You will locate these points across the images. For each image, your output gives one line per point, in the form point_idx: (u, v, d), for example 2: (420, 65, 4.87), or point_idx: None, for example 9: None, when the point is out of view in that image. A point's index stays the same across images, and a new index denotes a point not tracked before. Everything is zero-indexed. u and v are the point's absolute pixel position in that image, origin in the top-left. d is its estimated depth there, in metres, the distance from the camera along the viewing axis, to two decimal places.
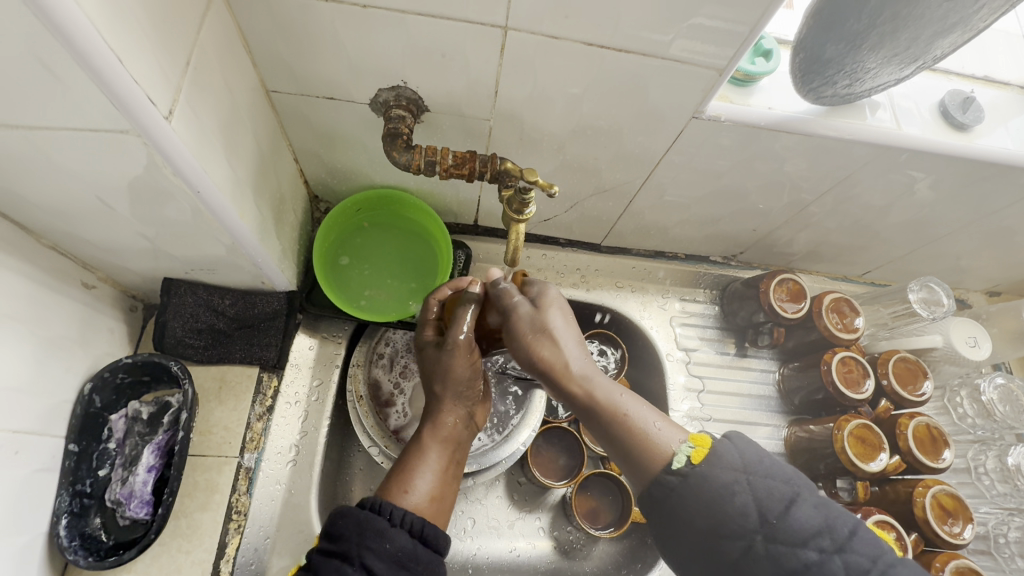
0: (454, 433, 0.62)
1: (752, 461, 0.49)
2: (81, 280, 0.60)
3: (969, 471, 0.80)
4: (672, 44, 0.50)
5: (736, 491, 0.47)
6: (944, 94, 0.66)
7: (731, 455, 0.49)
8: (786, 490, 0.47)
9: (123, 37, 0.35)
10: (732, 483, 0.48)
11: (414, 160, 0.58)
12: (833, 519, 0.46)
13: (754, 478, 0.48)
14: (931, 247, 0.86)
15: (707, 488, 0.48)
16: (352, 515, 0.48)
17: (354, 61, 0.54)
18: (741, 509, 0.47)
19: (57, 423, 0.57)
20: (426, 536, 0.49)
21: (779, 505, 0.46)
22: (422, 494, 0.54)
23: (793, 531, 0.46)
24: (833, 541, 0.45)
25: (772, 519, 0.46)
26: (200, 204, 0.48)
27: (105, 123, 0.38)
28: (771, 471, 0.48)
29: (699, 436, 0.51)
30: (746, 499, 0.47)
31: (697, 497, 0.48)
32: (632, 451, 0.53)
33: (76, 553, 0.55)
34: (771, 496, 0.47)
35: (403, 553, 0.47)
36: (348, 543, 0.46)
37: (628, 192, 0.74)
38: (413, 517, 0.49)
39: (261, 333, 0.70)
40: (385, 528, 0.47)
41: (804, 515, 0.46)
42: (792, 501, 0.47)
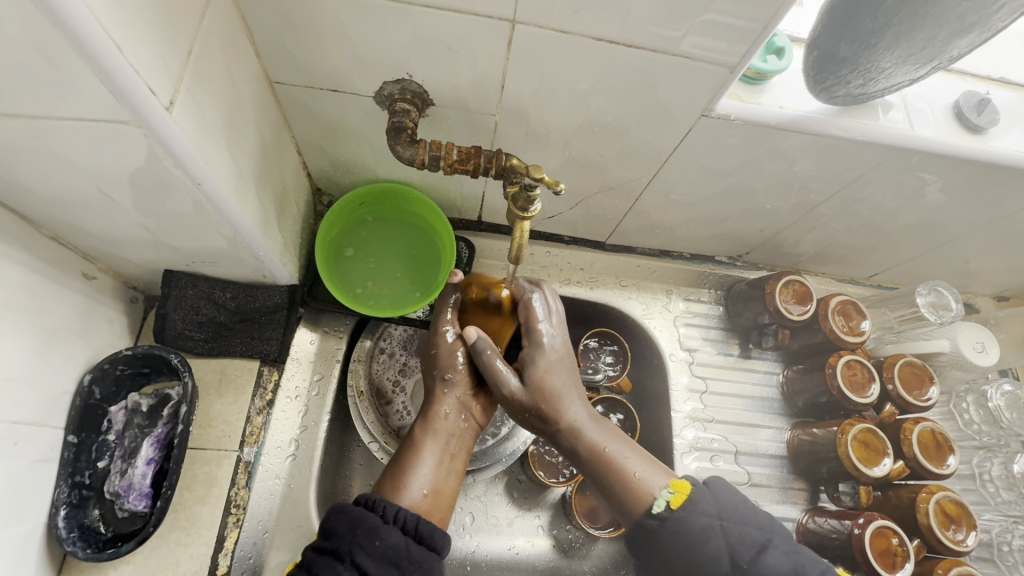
0: (450, 428, 0.61)
1: (726, 506, 0.55)
2: (81, 270, 0.59)
3: (974, 477, 0.79)
4: (682, 40, 0.49)
5: (710, 537, 0.53)
6: (959, 95, 0.65)
7: (707, 502, 0.55)
8: (758, 537, 0.53)
9: (124, 26, 0.34)
10: (706, 529, 0.53)
11: (419, 155, 0.57)
12: (802, 564, 0.51)
13: (726, 523, 0.53)
14: (941, 250, 0.85)
15: (681, 531, 0.54)
16: (345, 512, 0.49)
17: (359, 52, 0.53)
18: (714, 553, 0.52)
19: (57, 414, 0.56)
20: (418, 533, 0.50)
21: (752, 551, 0.52)
22: (417, 492, 0.55)
23: (765, 572, 0.50)
24: None
25: (745, 563, 0.51)
26: (201, 196, 0.48)
27: (106, 114, 0.37)
28: (746, 520, 0.54)
29: (680, 483, 0.57)
30: (719, 544, 0.52)
31: (675, 542, 0.54)
32: (615, 493, 0.59)
33: (74, 544, 0.55)
34: (745, 542, 0.52)
35: (394, 551, 0.47)
36: (340, 539, 0.47)
37: (634, 190, 0.73)
38: (405, 514, 0.50)
39: (261, 327, 0.70)
40: (378, 525, 0.48)
41: (776, 559, 0.51)
42: (764, 547, 0.52)
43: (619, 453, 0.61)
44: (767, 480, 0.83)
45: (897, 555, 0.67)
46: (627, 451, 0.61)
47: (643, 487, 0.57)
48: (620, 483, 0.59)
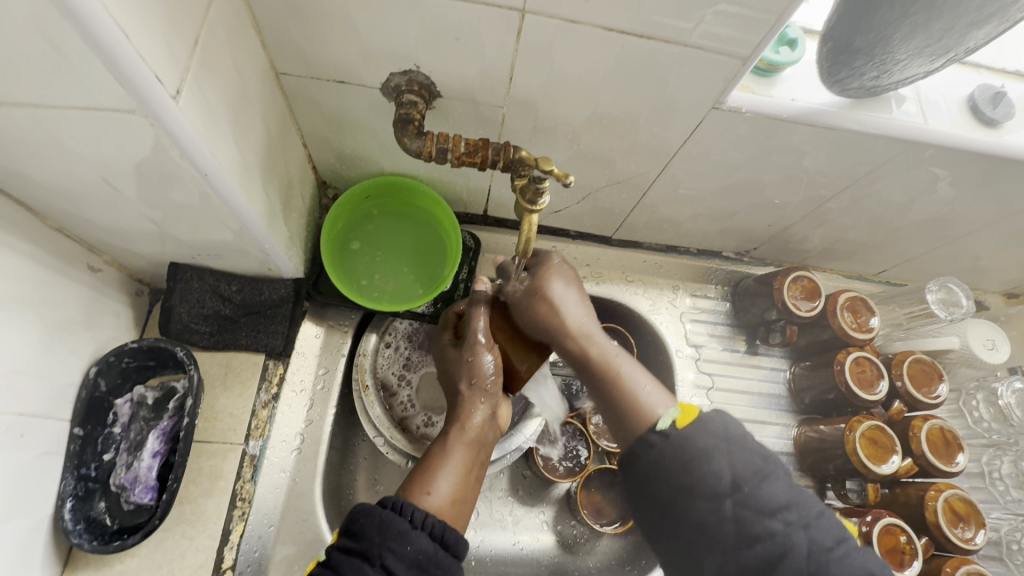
0: (481, 436, 0.61)
1: (734, 433, 0.53)
2: (87, 263, 0.59)
3: (982, 475, 0.78)
4: (694, 30, 0.48)
5: (712, 457, 0.51)
6: (974, 89, 0.64)
7: (714, 424, 0.53)
8: (763, 465, 0.51)
9: (131, 12, 0.33)
10: (711, 448, 0.51)
11: (426, 147, 0.57)
12: (802, 497, 0.50)
13: (733, 448, 0.52)
14: (950, 246, 0.84)
15: (686, 450, 0.52)
16: (375, 514, 0.48)
17: (366, 42, 0.52)
18: (715, 472, 0.50)
19: (62, 407, 0.56)
20: (445, 540, 0.49)
21: (754, 476, 0.50)
22: (443, 496, 0.54)
23: (763, 499, 0.49)
24: (800, 516, 0.49)
25: (744, 486, 0.50)
26: (208, 188, 0.47)
27: (112, 103, 0.37)
28: (751, 448, 0.52)
29: (686, 406, 0.55)
30: (722, 465, 0.51)
31: (677, 456, 0.52)
32: (621, 411, 0.57)
33: (80, 537, 0.55)
34: (747, 468, 0.51)
35: (423, 557, 0.47)
36: (369, 542, 0.46)
37: (642, 184, 0.73)
38: (433, 520, 0.49)
39: (267, 321, 0.69)
40: (407, 530, 0.48)
41: (776, 489, 0.50)
42: (766, 476, 0.51)
43: (628, 372, 0.59)
44: None
45: (905, 553, 0.67)
46: (632, 365, 0.60)
47: (648, 405, 0.56)
48: (627, 398, 0.57)
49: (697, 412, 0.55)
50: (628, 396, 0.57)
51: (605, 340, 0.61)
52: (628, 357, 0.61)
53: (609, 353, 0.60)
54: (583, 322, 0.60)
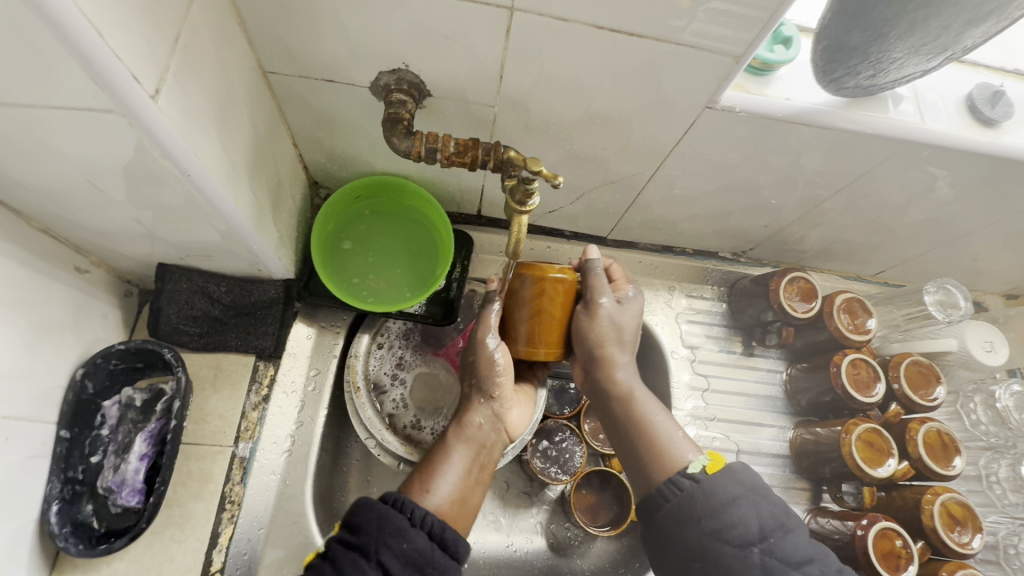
0: (482, 435, 0.63)
1: (758, 485, 0.53)
2: (73, 264, 0.58)
3: (980, 479, 0.77)
4: (686, 28, 0.48)
5: (741, 506, 0.51)
6: (972, 88, 0.63)
7: (742, 473, 0.54)
8: (787, 517, 0.51)
9: (103, 9, 0.33)
10: (738, 498, 0.51)
11: (415, 147, 0.56)
12: (823, 552, 0.50)
13: (759, 498, 0.52)
14: (949, 247, 0.84)
15: (715, 495, 0.52)
16: (374, 508, 0.48)
17: (353, 41, 0.52)
18: (744, 522, 0.50)
19: (48, 409, 0.56)
20: (442, 539, 0.49)
21: (780, 527, 0.50)
22: (444, 495, 0.55)
23: (790, 552, 0.49)
24: (824, 571, 0.49)
25: (772, 537, 0.50)
26: (192, 188, 0.47)
27: (89, 102, 0.36)
28: (776, 499, 0.53)
29: (714, 454, 0.56)
30: (750, 514, 0.51)
31: (707, 502, 0.52)
32: (648, 458, 0.58)
33: (67, 540, 0.55)
34: (774, 519, 0.51)
35: (420, 556, 0.47)
36: (368, 536, 0.46)
37: (636, 184, 0.72)
38: (433, 519, 0.49)
39: (257, 322, 0.69)
40: (406, 527, 0.47)
41: (801, 542, 0.50)
42: (791, 530, 0.50)
43: (659, 417, 0.61)
44: (769, 479, 0.81)
45: (901, 557, 0.66)
46: (667, 419, 0.61)
47: (678, 453, 0.57)
48: (656, 447, 0.58)
49: (724, 461, 0.55)
50: (656, 438, 0.59)
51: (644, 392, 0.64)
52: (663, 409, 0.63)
53: (646, 406, 0.62)
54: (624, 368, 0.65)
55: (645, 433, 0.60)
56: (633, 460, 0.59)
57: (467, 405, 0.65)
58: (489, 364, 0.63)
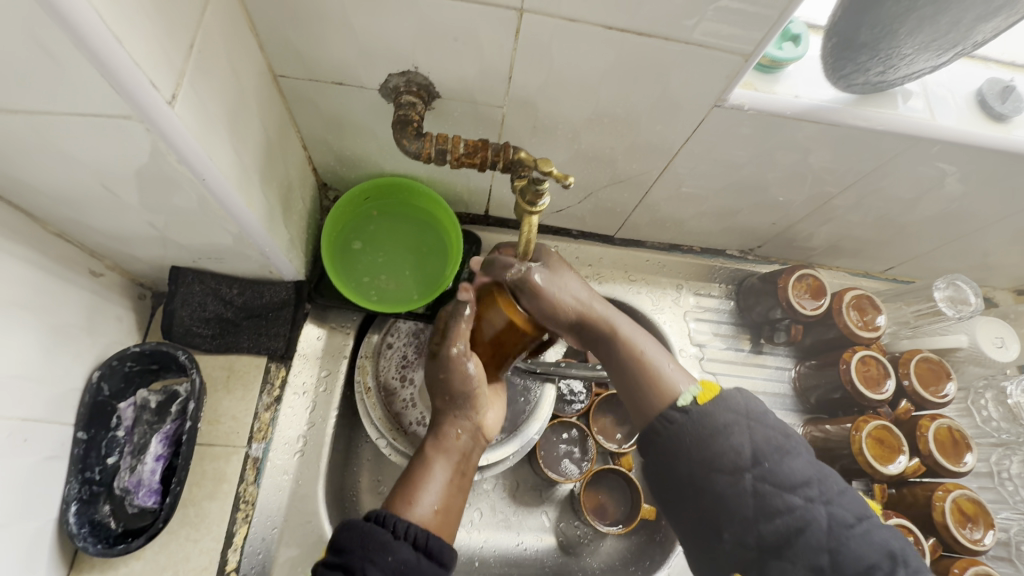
0: (460, 445, 0.61)
1: (755, 412, 0.53)
2: (88, 268, 0.59)
3: (991, 475, 0.77)
4: (695, 27, 0.48)
5: (734, 432, 0.51)
6: (982, 83, 0.63)
7: (736, 401, 0.53)
8: (784, 442, 0.52)
9: (122, 16, 0.33)
10: (732, 425, 0.52)
11: (425, 148, 0.56)
12: (822, 473, 0.50)
13: (754, 424, 0.52)
14: (959, 243, 0.83)
15: (708, 424, 0.52)
16: (357, 528, 0.49)
17: (363, 44, 0.52)
18: (736, 449, 0.51)
19: (65, 411, 0.56)
20: (428, 548, 0.49)
21: (776, 452, 0.51)
22: (427, 507, 0.54)
23: (785, 475, 0.50)
24: (821, 492, 0.49)
25: (766, 460, 0.50)
26: (206, 192, 0.47)
27: (107, 109, 0.36)
28: (772, 423, 0.53)
29: (707, 384, 0.55)
30: (742, 441, 0.51)
31: (697, 433, 0.52)
32: (642, 393, 0.57)
33: (85, 540, 0.56)
34: (769, 443, 0.51)
35: (406, 566, 0.47)
36: (351, 555, 0.47)
37: (644, 183, 0.72)
38: (416, 530, 0.50)
39: (268, 323, 0.69)
40: (389, 541, 0.48)
41: (797, 465, 0.50)
42: (787, 452, 0.51)
43: (643, 341, 0.60)
44: None
45: None
46: (655, 345, 0.60)
47: (668, 383, 0.55)
48: (649, 375, 0.57)
49: (718, 390, 0.55)
50: (648, 367, 0.57)
51: (629, 324, 0.61)
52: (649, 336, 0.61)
53: (628, 342, 0.60)
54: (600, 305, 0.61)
55: (636, 361, 0.58)
56: (628, 394, 0.58)
57: (440, 416, 0.62)
58: (464, 377, 0.59)
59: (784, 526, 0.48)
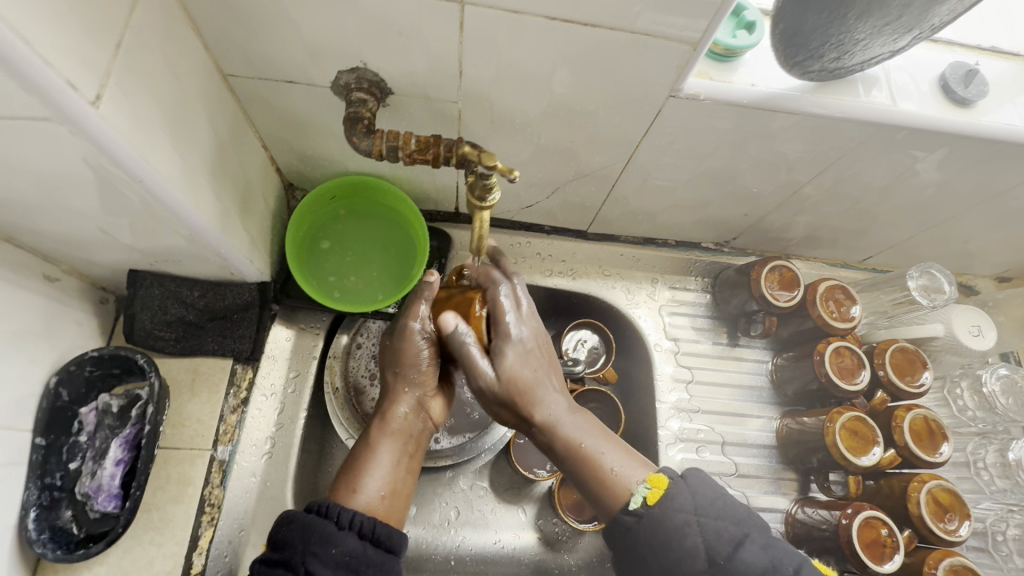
0: (409, 427, 0.58)
1: (702, 501, 0.50)
2: (43, 273, 0.59)
3: (968, 465, 0.76)
4: (640, 16, 0.47)
5: (686, 533, 0.49)
6: (946, 68, 0.62)
7: (684, 496, 0.51)
8: (736, 530, 0.49)
9: (29, 16, 0.32)
10: (682, 525, 0.49)
11: (376, 146, 0.55)
12: (778, 558, 0.48)
13: (704, 519, 0.49)
14: (936, 230, 0.82)
15: (660, 528, 0.49)
16: (298, 521, 0.47)
17: (309, 42, 0.51)
18: (691, 551, 0.48)
19: (22, 417, 0.56)
20: (374, 535, 0.47)
21: (729, 546, 0.48)
22: (372, 493, 0.52)
23: (741, 571, 0.47)
24: None
25: (721, 559, 0.48)
26: (146, 193, 0.47)
27: (26, 112, 0.36)
28: (723, 513, 0.50)
29: (657, 477, 0.53)
30: (696, 541, 0.49)
31: (653, 538, 0.49)
32: (592, 491, 0.54)
33: (44, 546, 0.55)
34: (720, 536, 0.49)
35: (352, 557, 0.45)
36: (292, 550, 0.45)
37: (610, 176, 0.71)
38: (360, 519, 0.48)
39: (234, 325, 0.69)
40: (332, 532, 0.46)
41: (752, 556, 0.48)
42: (740, 543, 0.48)
43: (590, 440, 0.56)
44: (757, 471, 0.81)
45: (886, 546, 0.66)
46: (602, 441, 0.56)
47: (619, 482, 0.53)
48: (597, 476, 0.54)
49: (667, 482, 0.52)
50: (597, 469, 0.54)
51: (573, 416, 0.58)
52: (594, 427, 0.58)
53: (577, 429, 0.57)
54: (546, 395, 0.57)
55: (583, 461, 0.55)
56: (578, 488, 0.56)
57: (389, 400, 0.59)
58: (416, 355, 0.58)
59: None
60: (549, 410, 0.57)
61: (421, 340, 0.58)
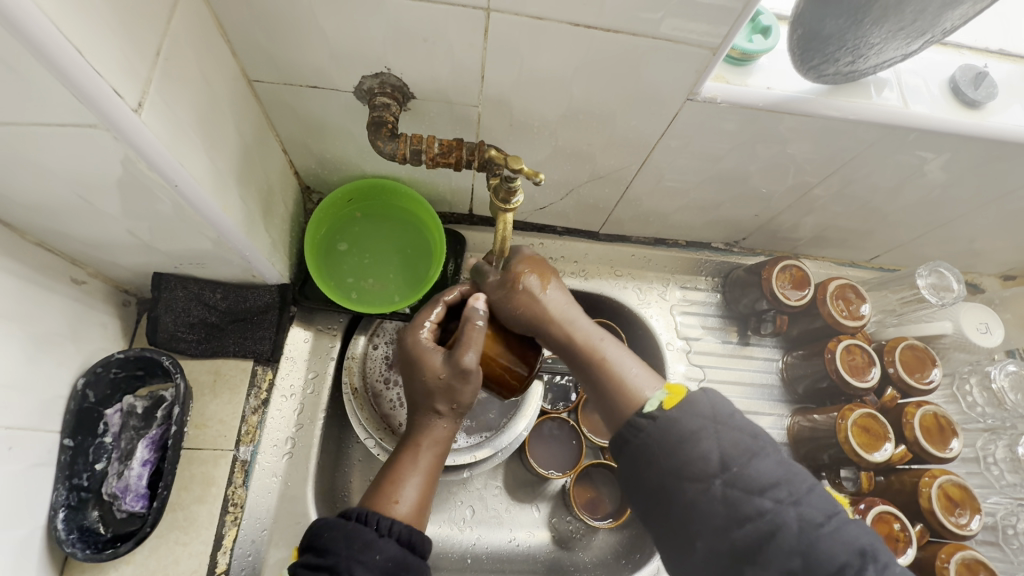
0: (448, 439, 0.56)
1: (721, 410, 0.50)
2: (70, 276, 0.60)
3: (977, 460, 0.78)
4: (661, 22, 0.48)
5: (701, 437, 0.48)
6: (955, 70, 0.63)
7: (703, 404, 0.50)
8: (752, 443, 0.48)
9: (82, 26, 0.33)
10: (699, 429, 0.48)
11: (400, 149, 0.57)
12: (793, 473, 0.47)
13: (721, 428, 0.48)
14: (943, 229, 0.83)
15: (674, 431, 0.49)
16: (339, 527, 0.46)
17: (335, 48, 0.52)
18: (703, 455, 0.47)
19: (51, 418, 0.57)
20: (413, 542, 0.48)
21: (743, 454, 0.47)
22: (410, 503, 0.51)
23: (753, 479, 0.46)
24: (791, 493, 0.46)
25: (734, 466, 0.47)
26: (180, 198, 0.47)
27: (73, 118, 0.37)
28: (741, 425, 0.49)
29: (674, 387, 0.52)
30: (710, 445, 0.47)
31: (665, 439, 0.49)
32: (609, 396, 0.54)
33: (73, 546, 0.56)
34: (735, 444, 0.47)
35: (393, 563, 0.46)
36: (336, 556, 0.45)
37: (624, 178, 0.72)
38: (399, 527, 0.48)
39: (253, 327, 0.70)
40: (374, 539, 0.46)
41: (765, 467, 0.47)
42: (754, 455, 0.47)
43: (607, 346, 0.57)
44: None
45: (899, 541, 0.67)
46: (620, 350, 0.57)
47: (636, 389, 0.53)
48: (613, 382, 0.54)
49: (684, 392, 0.52)
50: (616, 377, 0.55)
51: (590, 323, 0.59)
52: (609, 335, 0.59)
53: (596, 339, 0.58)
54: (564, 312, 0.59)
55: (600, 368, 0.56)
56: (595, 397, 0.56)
57: (427, 413, 0.56)
58: (468, 388, 0.54)
59: (755, 532, 0.45)
60: (567, 317, 0.58)
61: (476, 376, 0.54)
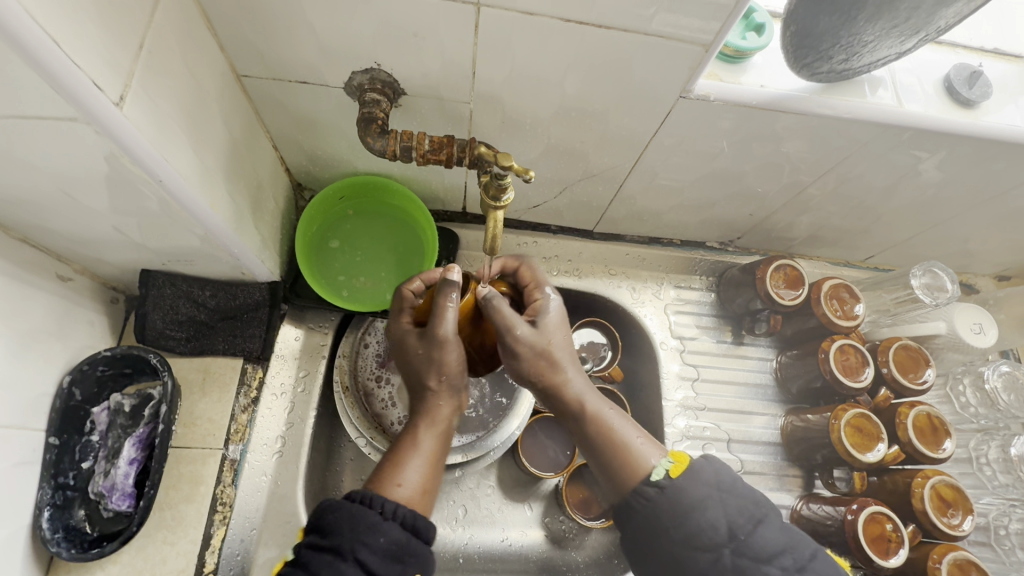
0: (449, 425, 0.57)
1: (724, 477, 0.50)
2: (56, 272, 0.59)
3: (971, 461, 0.78)
4: (653, 17, 0.47)
5: (708, 506, 0.48)
6: (950, 69, 0.63)
7: (707, 471, 0.50)
8: (756, 509, 0.48)
9: (59, 18, 0.33)
10: (705, 497, 0.48)
11: (390, 146, 0.56)
12: (795, 539, 0.47)
13: (727, 495, 0.48)
14: (938, 229, 0.83)
15: (681, 500, 0.48)
16: (343, 509, 0.45)
17: (324, 43, 0.52)
18: (711, 524, 0.47)
19: (37, 416, 0.56)
20: (418, 528, 0.46)
21: (749, 522, 0.47)
22: (413, 487, 0.50)
23: (761, 547, 0.46)
24: (796, 561, 0.46)
25: (741, 533, 0.47)
26: (165, 193, 0.47)
27: (52, 111, 0.36)
28: (743, 492, 0.49)
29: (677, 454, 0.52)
30: (717, 515, 0.47)
31: (673, 510, 0.48)
32: (610, 467, 0.54)
33: (59, 545, 0.55)
34: (741, 512, 0.48)
35: (397, 547, 0.44)
36: (339, 537, 0.43)
37: (618, 176, 0.72)
38: (404, 510, 0.46)
39: (243, 325, 0.69)
40: (379, 522, 0.45)
41: (770, 534, 0.47)
42: (759, 522, 0.47)
43: (611, 413, 0.57)
44: (759, 468, 0.82)
45: (891, 541, 0.66)
46: (622, 417, 0.57)
47: (640, 457, 0.52)
48: (616, 451, 0.54)
49: (689, 460, 0.52)
50: (621, 446, 0.54)
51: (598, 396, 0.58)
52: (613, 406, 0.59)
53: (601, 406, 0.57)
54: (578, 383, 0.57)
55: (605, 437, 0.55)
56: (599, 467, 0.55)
57: (423, 396, 0.56)
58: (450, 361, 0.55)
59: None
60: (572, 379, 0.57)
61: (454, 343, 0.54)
